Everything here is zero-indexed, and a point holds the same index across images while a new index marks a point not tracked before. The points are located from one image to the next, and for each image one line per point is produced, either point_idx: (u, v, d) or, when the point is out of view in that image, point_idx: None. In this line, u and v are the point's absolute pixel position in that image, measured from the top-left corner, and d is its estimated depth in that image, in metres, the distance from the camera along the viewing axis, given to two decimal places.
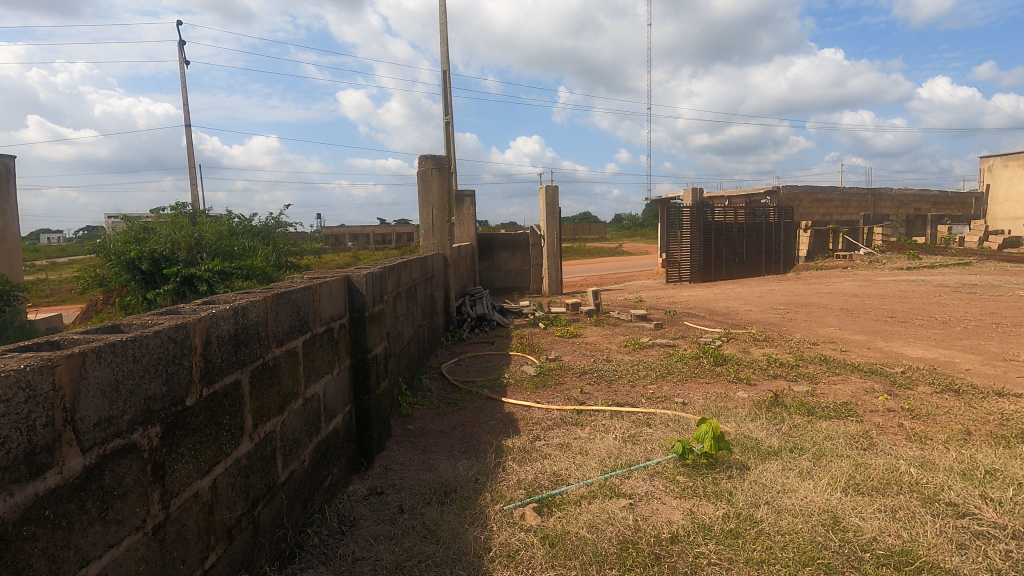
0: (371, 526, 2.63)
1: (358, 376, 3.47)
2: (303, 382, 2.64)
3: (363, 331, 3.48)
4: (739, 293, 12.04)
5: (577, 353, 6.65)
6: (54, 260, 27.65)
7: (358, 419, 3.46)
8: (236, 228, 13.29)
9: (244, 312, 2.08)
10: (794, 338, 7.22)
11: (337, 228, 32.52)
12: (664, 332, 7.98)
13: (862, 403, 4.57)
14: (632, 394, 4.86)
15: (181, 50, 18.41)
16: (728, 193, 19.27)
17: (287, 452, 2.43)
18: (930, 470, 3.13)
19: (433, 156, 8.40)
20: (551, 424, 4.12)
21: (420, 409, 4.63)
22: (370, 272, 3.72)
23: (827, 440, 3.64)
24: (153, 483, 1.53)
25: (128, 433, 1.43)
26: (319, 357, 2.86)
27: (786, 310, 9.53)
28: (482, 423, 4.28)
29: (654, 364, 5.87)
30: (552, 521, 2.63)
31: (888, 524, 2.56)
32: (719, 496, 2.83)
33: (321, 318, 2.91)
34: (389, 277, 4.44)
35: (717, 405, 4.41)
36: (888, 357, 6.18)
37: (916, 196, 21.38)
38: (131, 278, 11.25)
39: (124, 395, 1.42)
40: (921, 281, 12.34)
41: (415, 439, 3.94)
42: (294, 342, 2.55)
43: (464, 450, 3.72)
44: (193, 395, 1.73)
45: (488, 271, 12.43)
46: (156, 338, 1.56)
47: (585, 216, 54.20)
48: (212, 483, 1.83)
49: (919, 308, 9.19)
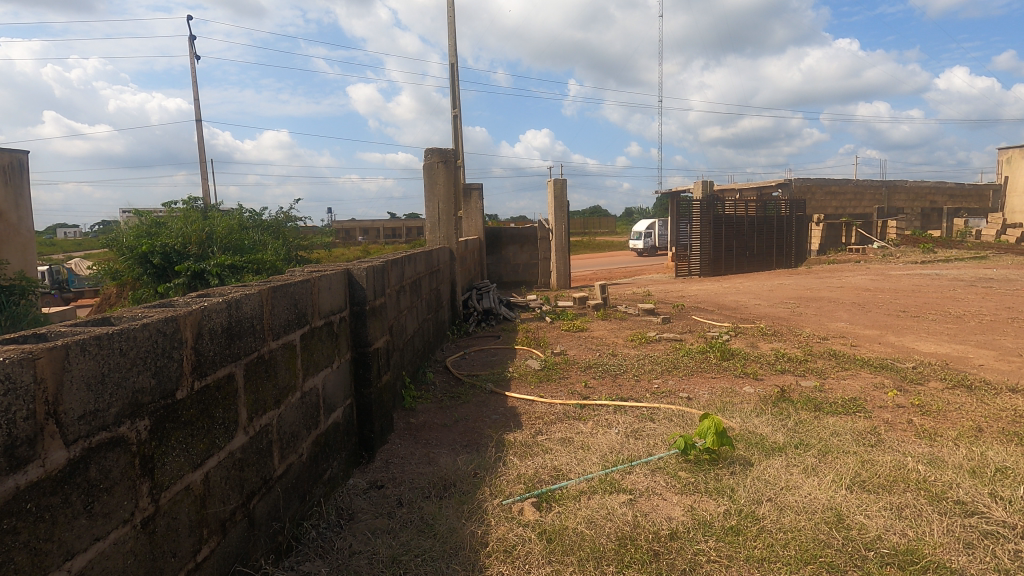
0: (370, 520, 2.63)
1: (359, 369, 3.47)
2: (300, 375, 2.63)
3: (364, 324, 3.47)
4: (749, 287, 11.92)
5: (583, 347, 6.61)
6: (72, 255, 28.30)
7: (359, 412, 3.46)
8: (246, 222, 13.41)
9: (238, 306, 2.07)
10: (804, 333, 7.13)
11: (349, 223, 32.91)
12: (672, 326, 7.92)
13: (872, 399, 4.50)
14: (637, 389, 4.81)
15: (192, 46, 18.61)
16: (738, 185, 19.03)
17: (284, 446, 2.43)
18: (938, 468, 3.07)
19: (439, 149, 8.42)
20: (554, 418, 4.10)
21: (423, 403, 4.62)
22: (372, 265, 3.70)
23: (834, 436, 3.58)
24: (143, 477, 1.53)
25: (114, 426, 1.43)
26: (318, 351, 2.85)
27: (797, 304, 9.41)
28: (485, 417, 4.25)
29: (660, 359, 5.82)
30: (550, 516, 2.61)
31: (893, 522, 2.51)
32: (721, 492, 2.79)
33: (319, 311, 2.90)
34: (392, 272, 4.42)
35: (722, 400, 4.36)
36: (900, 352, 6.07)
37: (931, 188, 21.02)
38: (143, 272, 11.38)
39: (110, 388, 1.42)
40: (936, 275, 12.15)
41: (417, 432, 3.94)
42: (291, 335, 2.54)
43: (465, 444, 3.71)
44: (183, 388, 1.72)
45: (496, 266, 12.40)
46: (144, 331, 1.55)
47: (594, 210, 53.99)
48: (204, 477, 1.82)
49: (932, 302, 9.03)
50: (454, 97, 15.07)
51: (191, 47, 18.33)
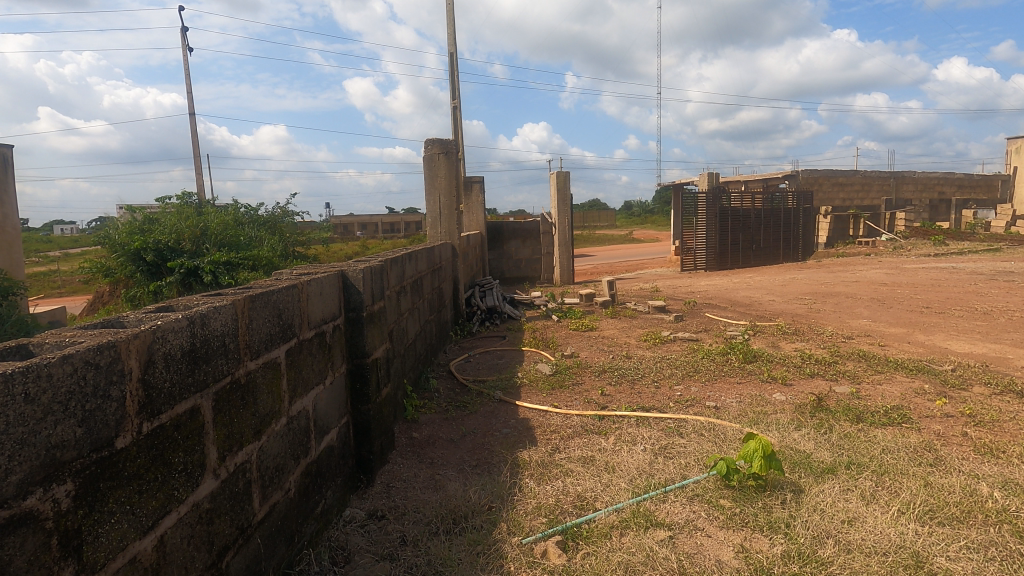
0: (368, 565, 2.26)
1: (356, 383, 3.08)
2: (286, 398, 2.25)
3: (361, 333, 3.06)
4: (761, 282, 11.57)
5: (594, 349, 6.23)
6: (70, 251, 28.21)
7: (357, 431, 3.09)
8: (241, 217, 13.07)
9: (204, 321, 1.68)
10: (825, 332, 6.75)
11: (345, 217, 32.52)
12: (685, 324, 7.53)
13: (916, 408, 4.12)
14: (659, 397, 4.42)
15: (184, 38, 18.17)
16: (743, 177, 18.60)
17: (266, 483, 2.05)
18: (1017, 494, 2.70)
19: (440, 139, 7.96)
20: (571, 432, 3.72)
21: (427, 413, 4.27)
22: (369, 266, 3.28)
23: (885, 454, 3.20)
24: (64, 560, 1.15)
25: (16, 500, 1.05)
26: (307, 367, 2.46)
27: (812, 300, 9.03)
28: (495, 431, 3.87)
29: (678, 362, 5.43)
30: (579, 561, 2.24)
31: (982, 566, 2.15)
32: (775, 528, 2.42)
33: (309, 321, 2.51)
34: (391, 271, 4.01)
35: (755, 410, 3.99)
36: (934, 353, 5.69)
37: (940, 179, 20.60)
38: (136, 270, 10.98)
39: (9, 449, 1.04)
40: (954, 269, 11.76)
41: (420, 450, 3.57)
42: (274, 352, 2.16)
43: (475, 464, 3.34)
44: (128, 434, 1.34)
45: (498, 261, 12.01)
46: (63, 367, 1.16)
47: (593, 203, 53.81)
48: (159, 542, 1.44)
49: (956, 298, 8.66)
50: (455, 88, 14.67)
51: (185, 40, 17.91)
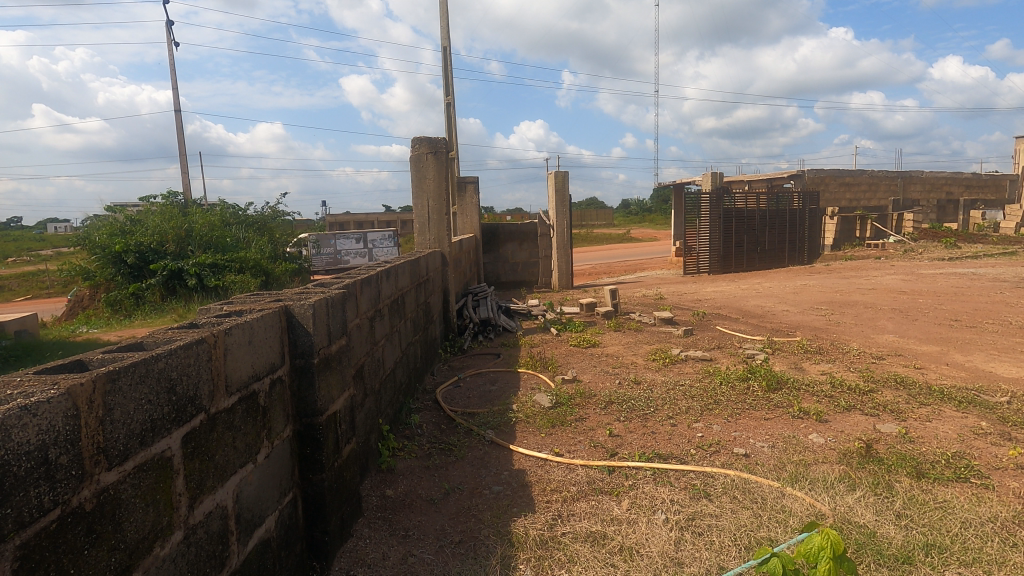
0: None
1: (307, 448, 2.43)
2: (184, 504, 1.61)
3: (311, 385, 2.41)
4: (771, 289, 10.94)
5: (598, 372, 5.57)
6: (58, 250, 27.39)
7: (308, 506, 2.45)
8: (228, 217, 12.48)
9: None
10: (852, 350, 6.11)
11: (341, 216, 31.73)
12: (696, 340, 6.89)
13: (980, 456, 3.48)
14: (676, 440, 3.77)
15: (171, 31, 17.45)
16: (747, 176, 17.98)
17: None
18: None
19: (429, 138, 7.25)
20: (575, 492, 3.08)
21: (405, 460, 3.61)
22: (324, 297, 2.62)
23: (967, 531, 2.57)
24: None
25: None
26: (222, 450, 1.82)
27: (830, 311, 8.39)
28: (483, 488, 3.22)
29: (694, 390, 4.78)
30: None
31: None
32: None
33: (228, 385, 1.86)
34: (360, 295, 3.35)
35: (793, 461, 3.35)
36: (979, 379, 5.06)
37: (947, 179, 19.98)
38: (117, 273, 10.58)
39: None
40: (972, 275, 11.17)
41: (392, 517, 2.93)
42: (162, 444, 1.51)
43: (458, 539, 2.71)
44: None
45: (493, 265, 11.36)
46: None
47: (592, 202, 53.25)
48: None
49: (984, 309, 8.02)
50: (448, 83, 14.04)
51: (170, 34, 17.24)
